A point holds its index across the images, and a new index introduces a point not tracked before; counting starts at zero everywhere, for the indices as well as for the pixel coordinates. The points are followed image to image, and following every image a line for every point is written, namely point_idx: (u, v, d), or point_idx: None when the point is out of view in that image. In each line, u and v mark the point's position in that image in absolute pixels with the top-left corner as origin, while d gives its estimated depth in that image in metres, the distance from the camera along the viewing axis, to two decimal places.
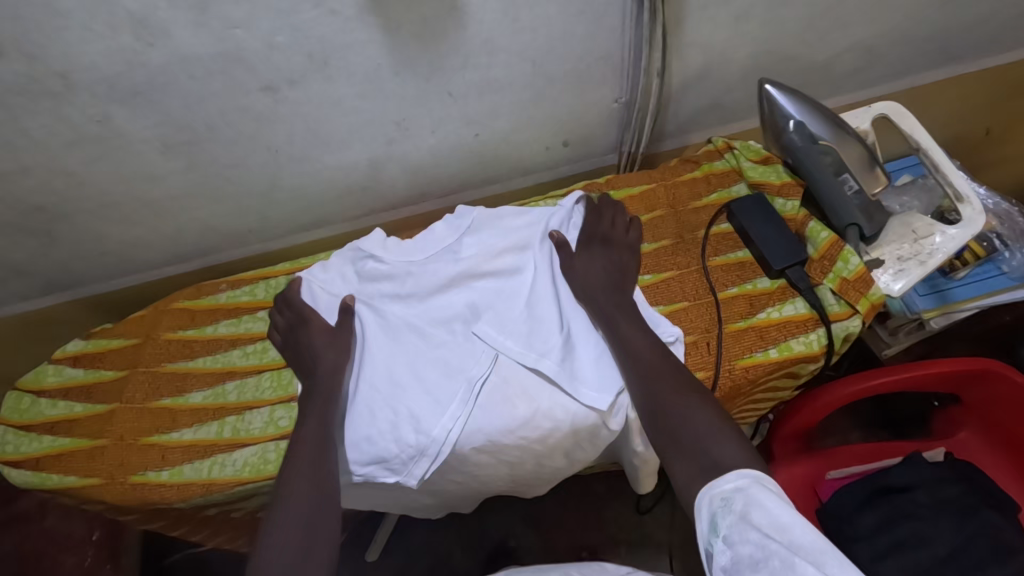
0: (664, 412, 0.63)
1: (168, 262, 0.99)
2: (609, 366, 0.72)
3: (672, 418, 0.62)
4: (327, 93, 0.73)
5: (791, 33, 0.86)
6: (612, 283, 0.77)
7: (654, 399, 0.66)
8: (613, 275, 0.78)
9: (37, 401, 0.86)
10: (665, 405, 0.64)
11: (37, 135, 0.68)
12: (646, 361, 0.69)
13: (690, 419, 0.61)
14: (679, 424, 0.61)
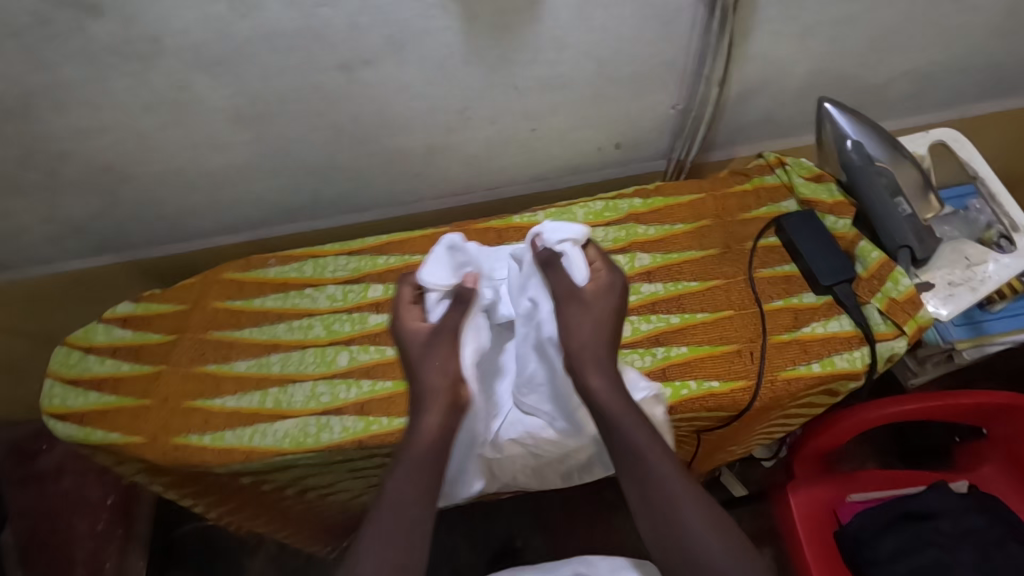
0: (662, 509, 0.59)
1: (217, 233, 1.01)
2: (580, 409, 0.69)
3: (668, 521, 0.59)
4: (397, 76, 0.76)
5: (851, 54, 0.87)
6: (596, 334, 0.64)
7: (651, 505, 0.60)
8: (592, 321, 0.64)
9: (85, 357, 0.88)
10: (667, 516, 0.59)
11: (120, 95, 0.72)
12: (644, 453, 0.60)
13: (699, 542, 0.58)
14: (673, 532, 0.58)
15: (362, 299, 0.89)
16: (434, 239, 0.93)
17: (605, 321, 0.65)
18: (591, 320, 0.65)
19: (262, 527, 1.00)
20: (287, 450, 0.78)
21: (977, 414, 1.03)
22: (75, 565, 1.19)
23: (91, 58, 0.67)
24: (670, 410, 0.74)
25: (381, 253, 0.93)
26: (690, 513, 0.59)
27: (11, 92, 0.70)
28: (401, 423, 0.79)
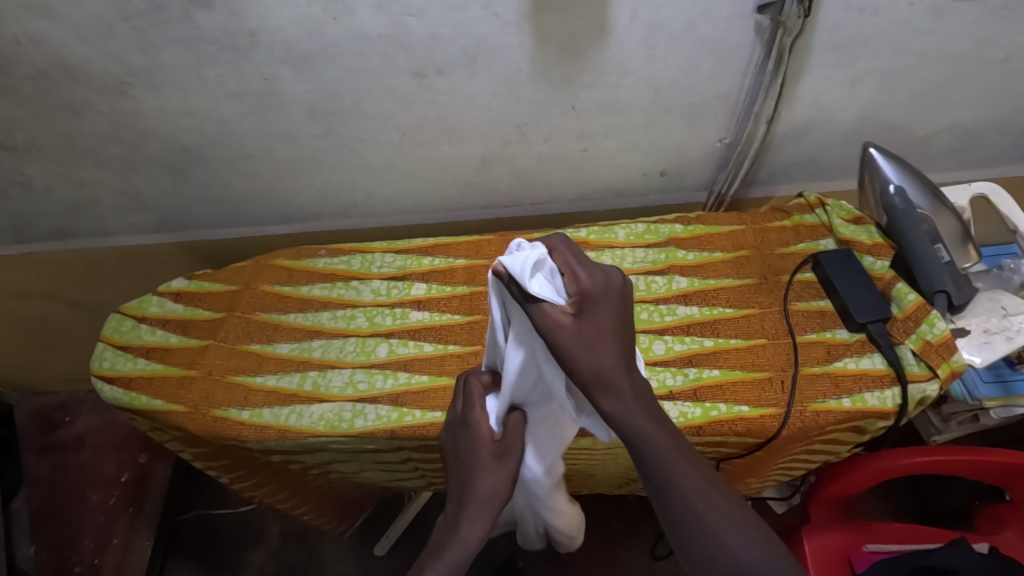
0: (698, 517, 0.54)
1: (271, 223, 1.06)
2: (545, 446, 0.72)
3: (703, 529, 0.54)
4: (466, 86, 0.81)
5: (898, 104, 0.90)
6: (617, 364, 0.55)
7: (678, 516, 0.55)
8: (620, 352, 0.55)
9: (137, 326, 0.92)
10: (696, 532, 0.54)
11: (210, 82, 0.79)
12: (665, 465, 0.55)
13: (726, 545, 0.53)
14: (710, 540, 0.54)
15: (404, 296, 0.92)
16: (478, 245, 0.96)
17: (613, 340, 0.55)
18: (592, 337, 0.54)
19: (282, 502, 1.02)
20: (321, 432, 0.81)
21: (999, 474, 1.00)
22: (83, 538, 1.21)
23: (192, 45, 0.74)
24: (699, 429, 0.76)
25: (427, 254, 0.96)
26: (723, 520, 0.54)
27: (114, 70, 0.77)
28: (433, 417, 0.81)
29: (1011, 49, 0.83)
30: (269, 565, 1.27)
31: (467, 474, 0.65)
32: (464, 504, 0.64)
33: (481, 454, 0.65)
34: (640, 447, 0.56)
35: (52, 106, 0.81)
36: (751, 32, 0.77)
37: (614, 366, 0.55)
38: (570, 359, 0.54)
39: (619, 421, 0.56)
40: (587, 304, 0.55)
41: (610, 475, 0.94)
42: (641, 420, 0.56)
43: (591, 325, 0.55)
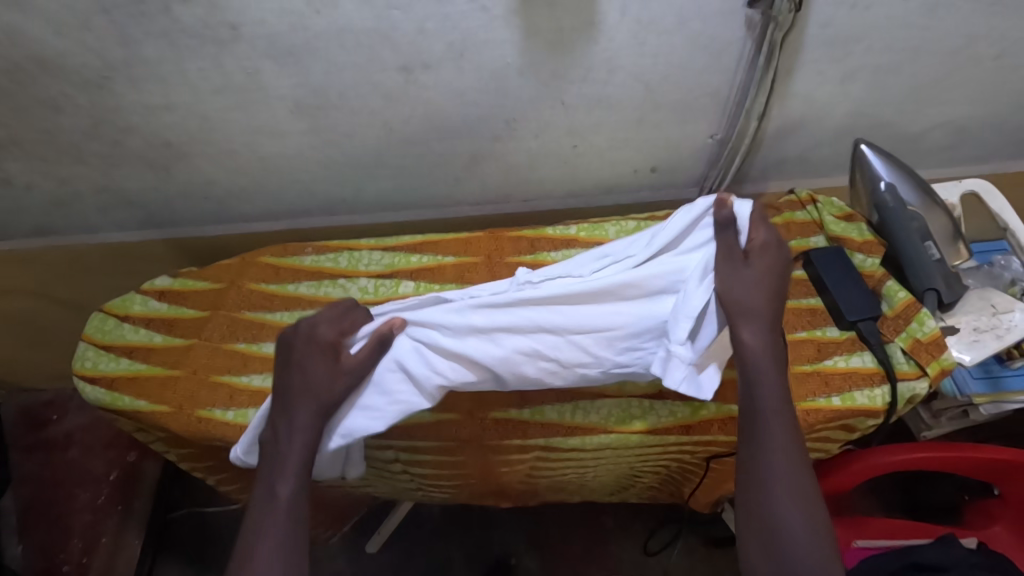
0: (771, 484, 0.63)
1: (257, 219, 1.04)
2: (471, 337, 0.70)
3: (771, 501, 0.63)
4: (454, 81, 0.80)
5: (890, 99, 0.90)
6: (759, 310, 0.67)
7: (754, 474, 0.64)
8: (767, 303, 0.68)
9: (120, 325, 0.91)
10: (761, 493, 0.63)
11: (191, 76, 0.77)
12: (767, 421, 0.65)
13: (785, 524, 0.62)
14: (775, 515, 0.62)
15: (392, 294, 0.91)
16: (468, 242, 0.95)
17: (773, 303, 0.68)
18: (757, 282, 0.67)
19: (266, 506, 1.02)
20: None
21: (989, 471, 1.01)
22: (72, 537, 1.18)
23: (172, 38, 0.72)
24: (688, 428, 0.77)
25: (415, 251, 0.95)
26: (789, 500, 0.63)
27: (93, 64, 0.75)
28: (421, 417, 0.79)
29: (1003, 44, 0.83)
30: None
31: (288, 410, 0.68)
32: (286, 456, 0.67)
33: (302, 400, 0.67)
34: (759, 403, 0.66)
35: (30, 100, 0.79)
36: (743, 27, 0.76)
37: (760, 322, 0.67)
38: (734, 287, 0.67)
39: (755, 377, 0.67)
40: (773, 252, 0.69)
41: (601, 478, 0.94)
42: (770, 385, 0.66)
43: (768, 280, 0.68)
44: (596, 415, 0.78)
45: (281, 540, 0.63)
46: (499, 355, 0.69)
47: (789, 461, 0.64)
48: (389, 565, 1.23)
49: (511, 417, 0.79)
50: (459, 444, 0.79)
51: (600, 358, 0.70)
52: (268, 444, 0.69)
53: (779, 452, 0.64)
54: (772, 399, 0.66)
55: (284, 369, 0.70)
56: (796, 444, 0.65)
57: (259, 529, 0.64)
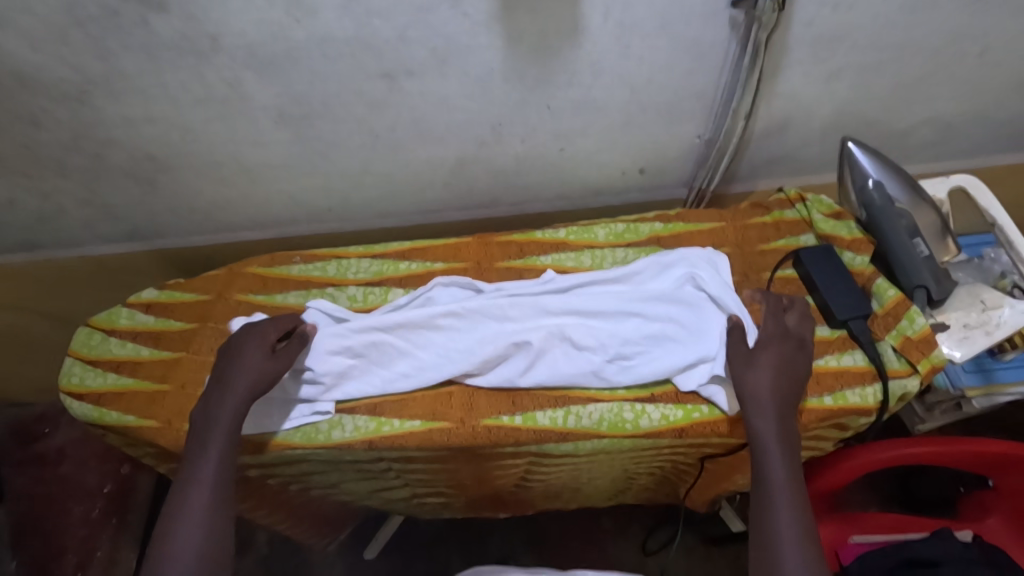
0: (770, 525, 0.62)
1: (245, 229, 1.03)
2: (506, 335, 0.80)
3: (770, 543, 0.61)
4: (437, 88, 0.79)
5: (877, 97, 0.89)
6: (783, 361, 0.71)
7: (761, 539, 0.62)
8: (790, 354, 0.72)
9: (106, 339, 0.90)
10: (768, 557, 0.60)
11: (172, 89, 0.76)
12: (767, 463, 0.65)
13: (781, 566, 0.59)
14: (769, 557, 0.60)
15: (381, 302, 0.90)
16: (456, 248, 0.93)
17: (789, 383, 0.70)
18: (777, 341, 0.72)
19: (263, 518, 1.00)
20: (298, 445, 0.77)
21: (984, 463, 1.01)
22: (65, 553, 1.17)
23: (150, 51, 0.71)
24: (681, 431, 0.76)
25: (404, 258, 0.94)
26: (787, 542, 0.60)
27: (71, 78, 0.74)
28: (412, 426, 0.77)
29: (987, 40, 0.83)
30: None
31: (224, 384, 0.71)
32: (214, 425, 0.68)
33: (245, 374, 0.72)
34: (767, 470, 0.65)
35: (8, 117, 0.78)
36: (727, 28, 0.75)
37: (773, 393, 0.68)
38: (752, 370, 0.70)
39: (763, 441, 0.66)
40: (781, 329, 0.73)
41: (597, 482, 0.93)
42: (776, 453, 0.65)
43: (778, 358, 0.71)
44: (588, 419, 0.77)
45: (208, 504, 0.64)
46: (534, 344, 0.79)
47: (797, 529, 0.61)
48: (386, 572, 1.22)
49: (503, 423, 0.77)
50: (453, 451, 0.78)
51: (605, 345, 0.79)
52: (199, 413, 0.70)
53: (784, 519, 0.62)
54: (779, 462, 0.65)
55: (224, 357, 0.74)
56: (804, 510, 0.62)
57: (185, 487, 0.65)
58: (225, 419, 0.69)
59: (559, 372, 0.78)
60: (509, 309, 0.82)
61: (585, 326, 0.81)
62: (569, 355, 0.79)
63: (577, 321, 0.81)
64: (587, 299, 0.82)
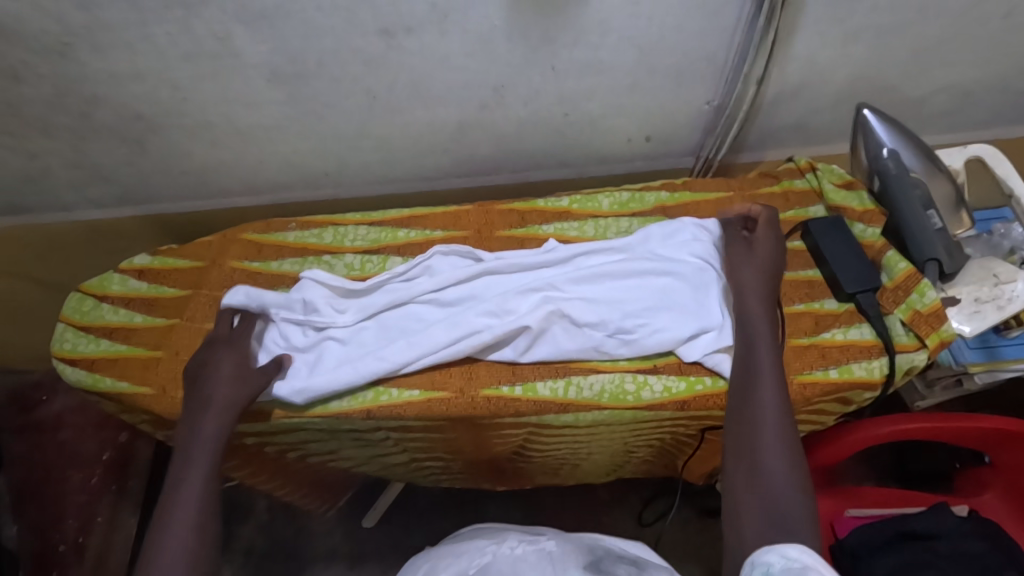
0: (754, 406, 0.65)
1: (239, 195, 1.01)
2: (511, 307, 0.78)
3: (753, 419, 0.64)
4: (437, 46, 0.76)
5: (894, 62, 0.86)
6: (772, 264, 0.75)
7: (747, 440, 0.63)
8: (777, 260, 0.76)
9: (98, 305, 0.88)
10: (748, 447, 0.62)
11: (159, 43, 0.73)
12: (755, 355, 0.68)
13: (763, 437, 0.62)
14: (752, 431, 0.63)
15: (379, 270, 0.88)
16: (456, 217, 0.91)
17: (770, 288, 0.74)
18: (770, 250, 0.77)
19: (262, 484, 1.00)
20: (294, 414, 0.76)
21: (984, 439, 1.00)
22: (66, 518, 1.18)
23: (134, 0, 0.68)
24: (683, 403, 0.75)
25: (403, 226, 0.91)
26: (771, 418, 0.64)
27: (51, 28, 0.70)
28: (410, 396, 0.76)
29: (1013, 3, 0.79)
30: (257, 540, 1.23)
31: (201, 407, 0.71)
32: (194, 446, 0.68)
33: (221, 389, 0.72)
34: (755, 367, 0.68)
35: None
36: None
37: (759, 295, 0.72)
38: (741, 270, 0.75)
39: (753, 349, 0.69)
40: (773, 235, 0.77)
41: (596, 455, 0.93)
42: (765, 346, 0.69)
43: (765, 265, 0.75)
44: (589, 390, 0.76)
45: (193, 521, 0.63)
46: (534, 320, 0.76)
47: (779, 425, 0.63)
48: (385, 540, 1.22)
49: (503, 394, 0.76)
50: (451, 421, 0.77)
51: (607, 321, 0.77)
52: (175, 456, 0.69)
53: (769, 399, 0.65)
54: (766, 363, 0.67)
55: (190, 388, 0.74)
56: (785, 408, 0.64)
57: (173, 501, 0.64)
58: (208, 437, 0.69)
59: (559, 347, 0.77)
60: (507, 301, 0.78)
61: (583, 303, 0.78)
62: (571, 330, 0.77)
63: (574, 299, 0.78)
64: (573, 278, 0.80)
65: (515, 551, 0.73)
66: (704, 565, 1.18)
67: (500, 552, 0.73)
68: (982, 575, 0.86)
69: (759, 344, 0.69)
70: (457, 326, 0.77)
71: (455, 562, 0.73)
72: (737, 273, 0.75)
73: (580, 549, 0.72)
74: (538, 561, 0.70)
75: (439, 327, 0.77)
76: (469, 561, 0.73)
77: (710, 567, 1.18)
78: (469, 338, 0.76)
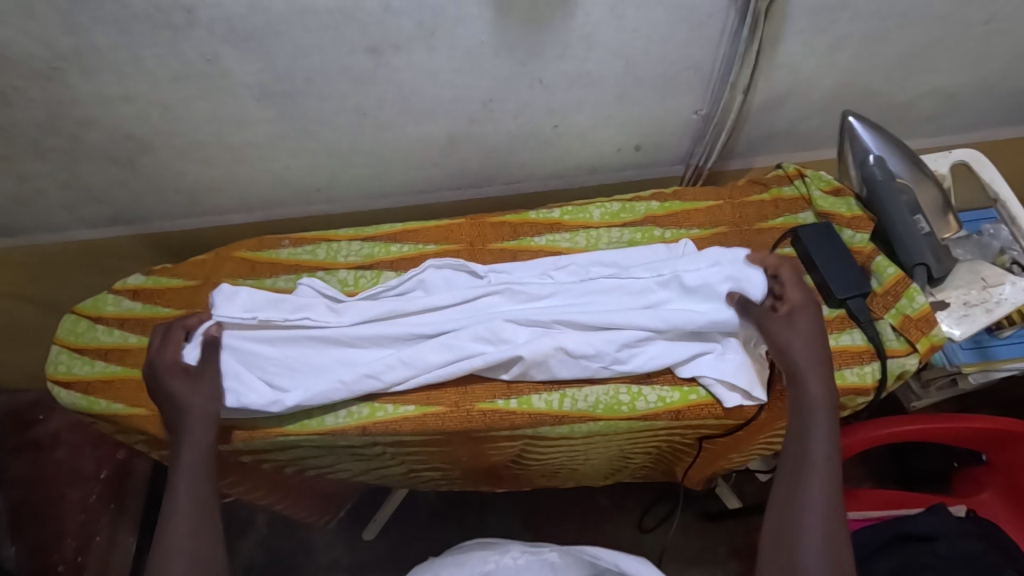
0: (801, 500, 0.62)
1: (232, 212, 1.01)
2: (506, 331, 0.77)
3: (800, 515, 0.61)
4: (425, 62, 0.76)
5: (879, 68, 0.87)
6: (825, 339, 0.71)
7: (786, 536, 0.61)
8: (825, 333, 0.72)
9: (93, 326, 0.88)
10: (789, 550, 0.60)
11: (148, 65, 0.73)
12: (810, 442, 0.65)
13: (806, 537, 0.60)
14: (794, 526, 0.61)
15: (372, 285, 0.88)
16: (449, 230, 0.91)
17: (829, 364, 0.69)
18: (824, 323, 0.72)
19: (260, 500, 1.00)
20: (290, 431, 0.76)
21: (978, 439, 1.01)
22: (65, 538, 1.17)
23: (123, 24, 0.68)
24: (678, 413, 0.76)
25: (395, 240, 0.91)
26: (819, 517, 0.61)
27: (41, 54, 0.71)
28: (406, 411, 0.77)
29: (993, 8, 0.80)
30: (257, 556, 1.22)
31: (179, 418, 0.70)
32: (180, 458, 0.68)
33: (194, 399, 0.71)
34: (807, 452, 0.64)
35: None
36: None
37: (820, 375, 0.67)
38: (802, 330, 0.70)
39: (806, 435, 0.65)
40: (808, 297, 0.72)
41: (593, 461, 0.93)
42: (819, 429, 0.65)
43: (817, 338, 0.70)
44: (584, 402, 0.77)
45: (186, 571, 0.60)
46: (532, 348, 0.75)
47: (823, 529, 0.60)
48: (384, 553, 1.22)
49: (498, 407, 0.76)
50: (447, 435, 0.78)
51: (603, 353, 0.76)
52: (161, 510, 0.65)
53: (817, 494, 0.62)
54: (818, 457, 0.64)
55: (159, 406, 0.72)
56: (836, 513, 0.61)
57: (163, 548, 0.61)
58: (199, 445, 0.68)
59: (554, 372, 0.76)
60: (503, 329, 0.77)
61: (580, 336, 0.76)
62: (568, 357, 0.76)
63: (570, 330, 0.77)
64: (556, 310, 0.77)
65: (517, 562, 0.74)
66: (705, 570, 1.18)
67: (502, 562, 0.75)
68: None
69: (813, 434, 0.65)
70: (448, 348, 0.76)
71: (455, 571, 0.74)
72: (786, 346, 0.69)
73: (583, 561, 0.75)
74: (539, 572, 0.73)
75: (432, 349, 0.77)
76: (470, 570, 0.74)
77: (711, 573, 1.18)
78: (462, 363, 0.75)
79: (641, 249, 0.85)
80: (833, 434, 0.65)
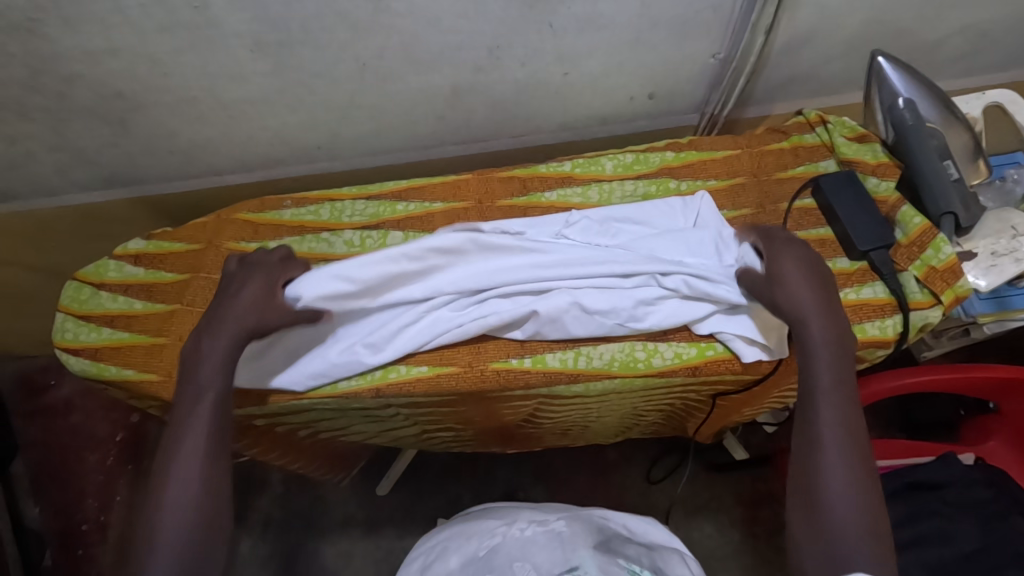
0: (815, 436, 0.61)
1: (230, 172, 0.97)
2: (523, 297, 0.76)
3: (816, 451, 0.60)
4: (428, 7, 0.71)
5: (909, 4, 0.82)
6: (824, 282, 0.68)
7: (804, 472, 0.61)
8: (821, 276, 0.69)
9: (96, 293, 0.86)
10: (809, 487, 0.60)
11: (131, 14, 0.69)
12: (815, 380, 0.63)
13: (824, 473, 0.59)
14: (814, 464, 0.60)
15: (380, 246, 0.85)
16: (456, 186, 0.88)
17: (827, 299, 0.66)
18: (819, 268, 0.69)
19: (277, 459, 1.00)
20: (303, 395, 0.76)
21: (990, 387, 1.00)
22: (86, 498, 1.20)
23: None
24: (695, 369, 0.75)
25: (401, 199, 0.88)
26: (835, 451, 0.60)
27: (17, 4, 0.66)
28: (419, 371, 0.75)
29: None
30: (274, 511, 1.25)
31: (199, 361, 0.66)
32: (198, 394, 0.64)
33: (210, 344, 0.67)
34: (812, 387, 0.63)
35: None
36: None
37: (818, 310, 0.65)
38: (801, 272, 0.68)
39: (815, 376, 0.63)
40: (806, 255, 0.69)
41: (606, 419, 0.93)
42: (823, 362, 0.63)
43: (825, 301, 0.66)
44: (599, 360, 0.75)
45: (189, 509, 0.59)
46: (554, 307, 0.74)
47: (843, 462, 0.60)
48: (398, 507, 1.24)
49: (513, 366, 0.75)
50: (462, 395, 0.77)
51: (618, 309, 0.75)
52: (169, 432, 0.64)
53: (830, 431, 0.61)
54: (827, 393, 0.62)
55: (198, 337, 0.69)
56: (853, 444, 0.60)
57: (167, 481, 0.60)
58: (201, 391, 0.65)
59: (576, 330, 0.75)
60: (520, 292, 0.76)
61: (597, 291, 0.76)
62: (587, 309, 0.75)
63: (588, 285, 0.76)
64: (569, 266, 0.77)
65: (525, 532, 0.74)
66: (714, 518, 1.20)
67: (510, 533, 0.74)
68: (989, 519, 0.87)
69: (818, 372, 0.63)
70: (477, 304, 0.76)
71: (464, 544, 0.74)
72: (794, 299, 0.66)
73: (591, 528, 0.74)
74: (548, 542, 0.71)
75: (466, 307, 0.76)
76: (478, 544, 0.74)
77: (718, 520, 1.20)
78: (489, 320, 0.74)
79: (657, 203, 0.83)
80: (839, 363, 0.64)
